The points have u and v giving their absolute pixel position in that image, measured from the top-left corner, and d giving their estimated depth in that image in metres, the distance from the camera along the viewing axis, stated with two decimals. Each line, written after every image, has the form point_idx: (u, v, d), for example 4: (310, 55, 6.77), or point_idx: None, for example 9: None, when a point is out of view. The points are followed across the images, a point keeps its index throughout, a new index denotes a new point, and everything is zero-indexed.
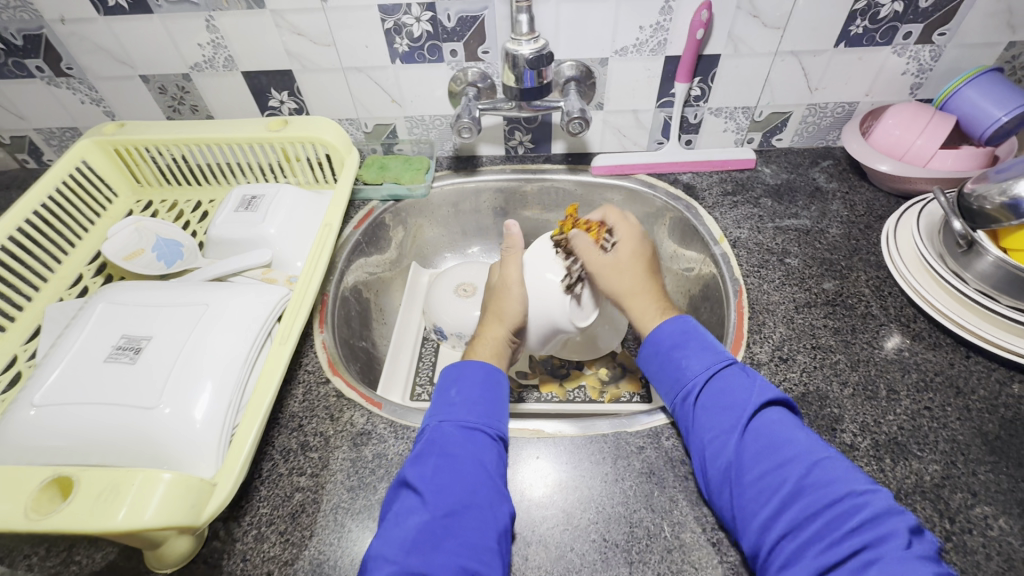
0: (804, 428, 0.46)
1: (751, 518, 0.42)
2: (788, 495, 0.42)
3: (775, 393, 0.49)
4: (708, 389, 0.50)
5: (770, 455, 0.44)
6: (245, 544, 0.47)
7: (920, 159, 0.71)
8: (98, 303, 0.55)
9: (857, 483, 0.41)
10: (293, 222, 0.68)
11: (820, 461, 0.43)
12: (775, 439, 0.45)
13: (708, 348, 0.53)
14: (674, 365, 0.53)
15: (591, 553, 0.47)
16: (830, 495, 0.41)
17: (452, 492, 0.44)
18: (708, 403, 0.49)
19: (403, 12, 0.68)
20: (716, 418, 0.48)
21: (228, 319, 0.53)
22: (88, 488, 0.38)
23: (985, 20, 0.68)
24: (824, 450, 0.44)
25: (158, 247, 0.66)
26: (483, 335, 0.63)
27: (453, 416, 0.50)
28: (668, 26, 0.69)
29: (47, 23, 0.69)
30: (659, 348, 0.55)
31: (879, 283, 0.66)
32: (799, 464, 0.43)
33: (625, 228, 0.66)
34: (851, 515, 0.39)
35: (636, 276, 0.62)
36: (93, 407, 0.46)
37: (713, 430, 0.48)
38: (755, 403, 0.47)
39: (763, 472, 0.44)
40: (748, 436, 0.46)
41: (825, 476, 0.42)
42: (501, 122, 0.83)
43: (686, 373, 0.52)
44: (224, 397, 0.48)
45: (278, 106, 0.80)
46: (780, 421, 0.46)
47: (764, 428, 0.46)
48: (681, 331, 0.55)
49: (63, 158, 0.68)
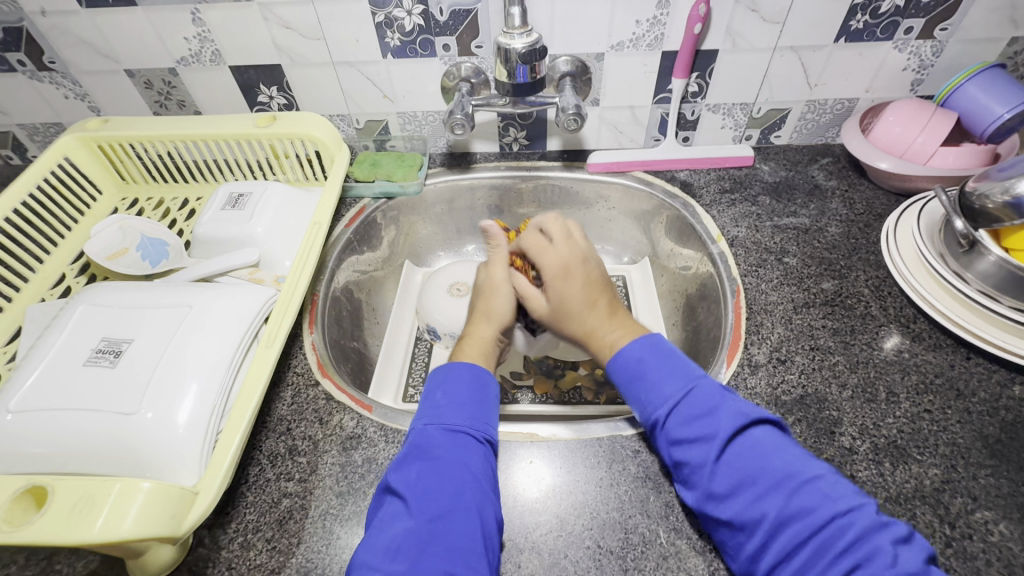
0: (781, 446, 0.44)
1: (741, 546, 0.42)
2: (772, 525, 0.40)
3: (747, 411, 0.46)
4: (677, 419, 0.47)
5: (748, 486, 0.42)
6: (231, 551, 0.46)
7: (921, 156, 0.69)
8: (78, 305, 0.53)
9: (841, 503, 0.39)
10: (282, 220, 0.66)
11: (800, 485, 0.41)
12: (751, 468, 0.43)
13: (677, 369, 0.50)
14: (641, 395, 0.50)
15: (585, 560, 0.46)
16: (814, 522, 0.39)
17: (436, 497, 0.43)
18: (678, 434, 0.46)
19: (394, 6, 0.66)
20: (688, 450, 0.45)
21: (212, 321, 0.51)
22: (62, 499, 0.37)
23: (988, 15, 0.67)
24: (805, 469, 0.42)
25: (143, 246, 0.64)
26: (470, 333, 0.61)
27: (440, 418, 0.49)
28: (665, 20, 0.68)
29: (28, 16, 0.67)
30: (624, 377, 0.52)
31: (879, 283, 0.65)
32: (779, 493, 0.41)
33: (551, 261, 0.61)
34: (837, 539, 0.38)
35: (580, 316, 0.58)
36: (72, 413, 0.45)
37: (688, 464, 0.45)
38: (724, 433, 0.44)
39: (742, 505, 0.42)
40: (722, 469, 0.43)
41: (808, 501, 0.40)
42: (496, 118, 0.81)
43: (654, 406, 0.49)
44: (208, 401, 0.46)
45: (267, 101, 0.78)
46: (755, 447, 0.44)
47: (739, 458, 0.43)
48: (645, 355, 0.52)
49: (45, 155, 0.66)
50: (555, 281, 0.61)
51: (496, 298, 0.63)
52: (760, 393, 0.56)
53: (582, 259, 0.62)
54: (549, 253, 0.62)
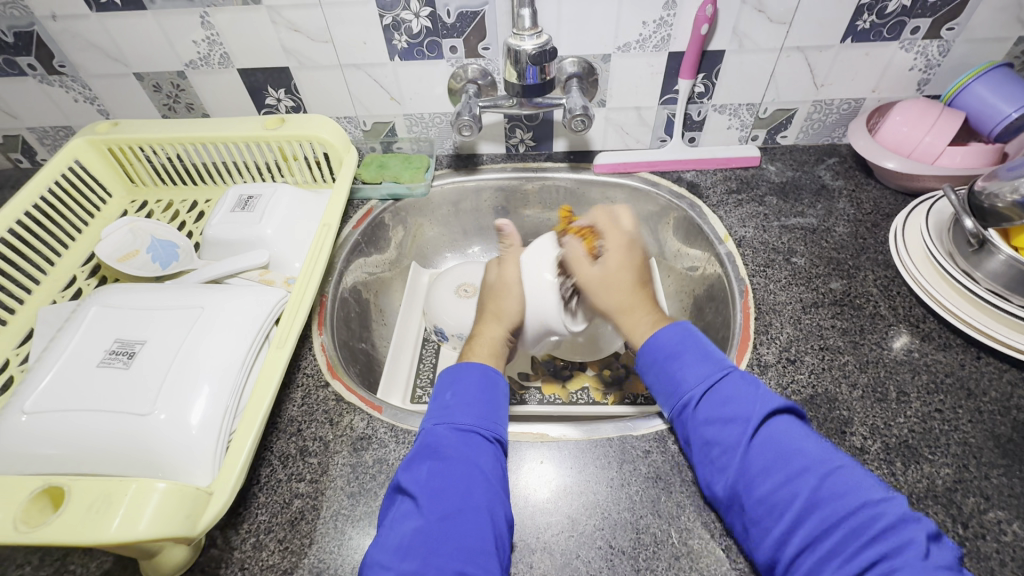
0: (813, 434, 0.45)
1: (766, 534, 0.41)
2: (802, 509, 0.41)
3: (778, 399, 0.47)
4: (712, 401, 0.48)
5: (781, 468, 0.43)
6: (243, 552, 0.46)
7: (928, 155, 0.70)
8: (91, 306, 0.53)
9: (871, 491, 0.40)
10: (291, 222, 0.66)
11: (832, 471, 0.42)
12: (786, 450, 0.44)
13: (708, 355, 0.51)
14: (674, 375, 0.51)
15: (597, 560, 0.46)
16: (846, 507, 0.40)
17: (447, 496, 0.43)
18: (712, 415, 0.47)
19: (402, 8, 0.66)
20: (720, 430, 0.46)
21: (224, 322, 0.52)
22: (79, 500, 0.37)
23: (995, 15, 0.67)
24: (835, 458, 0.43)
25: (153, 248, 0.65)
26: (479, 333, 0.62)
27: (449, 418, 0.49)
28: (672, 21, 0.68)
29: (39, 20, 0.68)
30: (655, 359, 0.53)
31: (887, 283, 0.65)
32: (811, 476, 0.42)
33: (616, 239, 0.62)
34: (869, 526, 0.38)
35: (624, 289, 0.59)
36: (86, 414, 0.45)
37: (719, 444, 0.46)
38: (759, 415, 0.46)
39: (774, 488, 0.42)
40: (755, 451, 0.44)
41: (840, 487, 0.41)
42: (502, 119, 0.81)
43: (687, 385, 0.50)
44: (221, 401, 0.47)
45: (275, 103, 0.79)
46: (787, 431, 0.45)
47: (771, 441, 0.44)
48: (680, 340, 0.53)
49: (55, 157, 0.67)
50: (614, 253, 0.61)
51: (506, 297, 0.64)
52: None
53: (641, 246, 0.64)
54: (619, 230, 0.62)
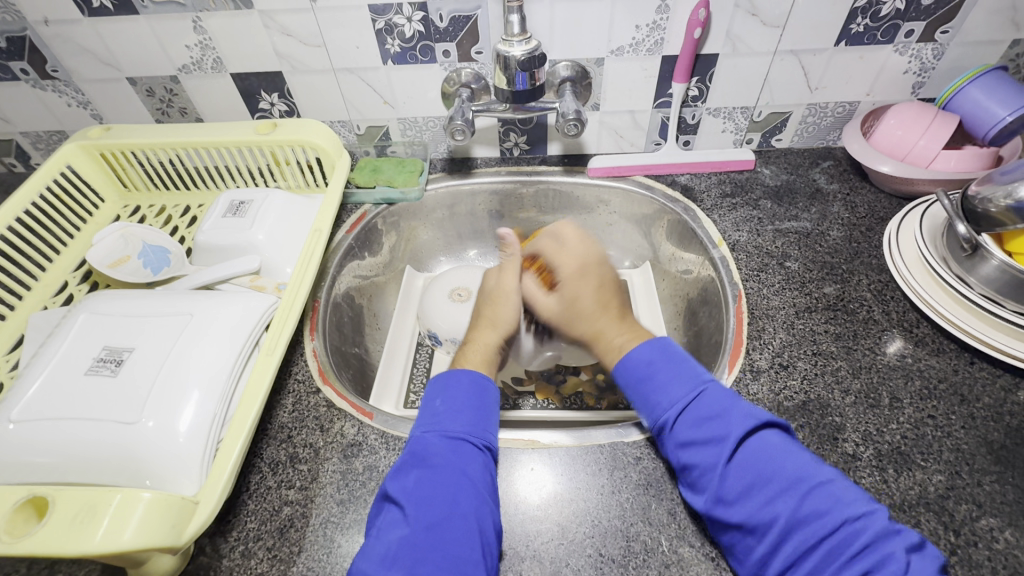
0: (793, 448, 0.44)
1: (751, 550, 0.41)
2: (784, 528, 0.40)
3: (756, 414, 0.46)
4: (686, 422, 0.47)
5: (760, 488, 0.42)
6: (232, 560, 0.46)
7: (922, 159, 0.69)
8: (81, 313, 0.53)
9: (852, 507, 0.39)
10: (283, 228, 0.66)
11: (811, 489, 0.41)
12: (764, 468, 0.43)
13: (686, 372, 0.51)
14: (651, 396, 0.51)
15: (587, 568, 0.45)
16: (826, 526, 0.39)
17: (434, 504, 0.43)
18: (686, 437, 0.47)
19: (395, 12, 0.66)
20: (696, 454, 0.46)
21: (213, 329, 0.51)
22: (64, 509, 0.37)
23: (989, 18, 0.67)
24: (816, 473, 0.42)
25: (145, 255, 0.65)
26: (474, 339, 0.61)
27: (439, 426, 0.49)
28: (665, 25, 0.68)
29: (31, 25, 0.68)
30: (631, 379, 0.53)
31: (881, 287, 0.65)
32: (791, 495, 0.41)
33: (567, 265, 0.67)
34: (849, 542, 0.38)
35: (590, 316, 0.62)
36: (73, 422, 0.45)
37: (697, 467, 0.45)
38: (735, 434, 0.45)
39: (752, 509, 0.42)
40: (733, 470, 0.44)
41: (820, 505, 0.40)
42: (496, 123, 0.81)
43: (662, 409, 0.49)
44: (209, 410, 0.47)
45: (268, 108, 0.79)
46: (764, 449, 0.44)
47: (750, 459, 0.44)
48: (655, 358, 0.53)
49: (47, 162, 0.67)
50: (568, 282, 0.65)
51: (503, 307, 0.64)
52: (762, 399, 0.55)
53: (596, 263, 0.67)
54: (565, 256, 0.67)
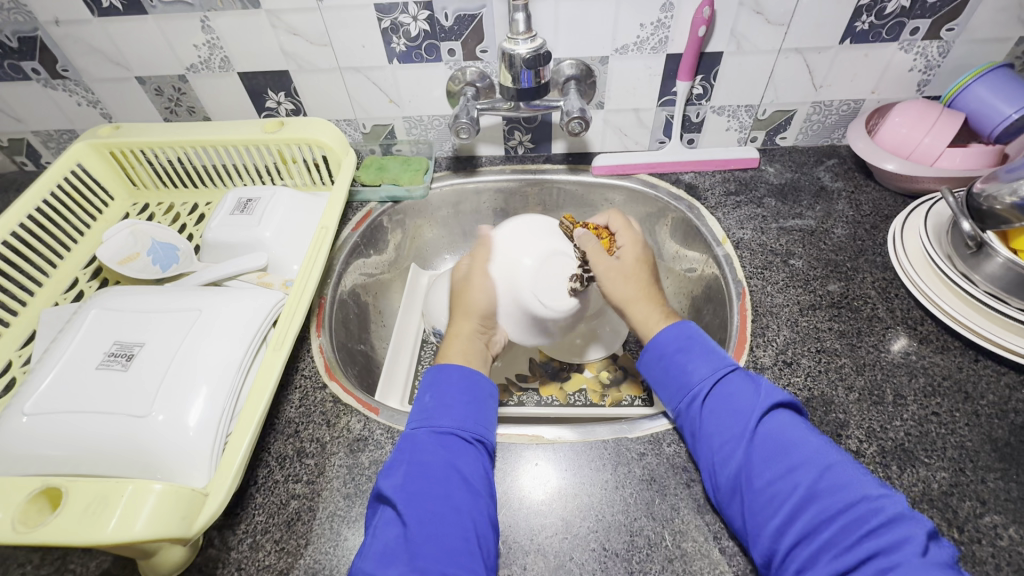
0: (813, 431, 0.46)
1: (763, 523, 0.42)
2: (801, 500, 0.41)
3: (782, 396, 0.48)
4: (716, 393, 0.49)
5: (781, 460, 0.43)
6: (240, 552, 0.46)
7: (927, 157, 0.69)
8: (91, 308, 0.54)
9: (871, 486, 0.41)
10: (289, 225, 0.67)
11: (831, 466, 0.42)
12: (785, 443, 0.44)
13: (716, 351, 0.52)
14: (680, 369, 0.52)
15: (591, 562, 0.46)
16: (843, 500, 0.40)
17: (425, 500, 0.44)
18: (715, 408, 0.48)
19: (400, 11, 0.67)
20: (724, 423, 0.47)
21: (221, 325, 0.52)
22: (76, 500, 0.37)
23: (995, 15, 0.67)
24: (836, 455, 0.43)
25: (153, 251, 0.65)
26: (451, 332, 0.60)
27: (429, 422, 0.49)
28: (669, 23, 0.68)
29: (42, 25, 0.69)
30: (664, 352, 0.53)
31: (885, 285, 0.65)
32: (810, 469, 0.42)
33: (629, 238, 0.62)
34: (866, 519, 0.39)
35: (641, 283, 0.58)
36: (85, 416, 0.46)
37: (721, 436, 0.47)
38: (761, 408, 0.46)
39: (772, 478, 0.43)
40: (757, 442, 0.45)
41: (839, 480, 0.41)
42: (501, 122, 0.82)
43: (694, 379, 0.50)
44: (217, 404, 0.47)
45: (275, 107, 0.79)
46: (789, 427, 0.45)
47: (773, 435, 0.45)
48: (689, 335, 0.53)
49: (58, 161, 0.68)
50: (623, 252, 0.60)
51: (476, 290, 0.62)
52: None
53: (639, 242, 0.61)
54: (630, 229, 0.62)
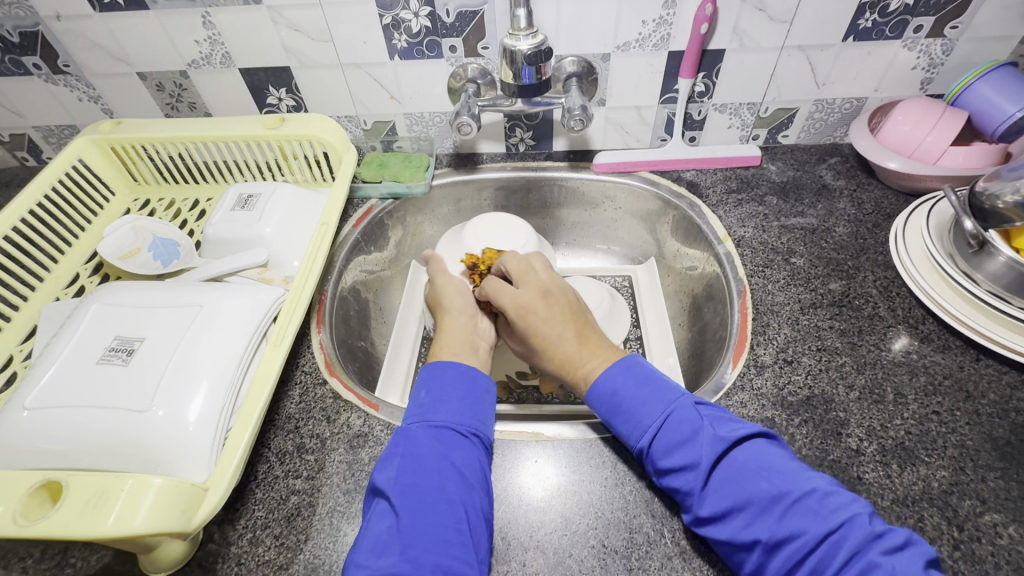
0: (769, 459, 0.43)
1: (742, 565, 0.41)
2: (768, 547, 0.40)
3: (725, 434, 0.45)
4: (658, 448, 0.46)
5: (740, 509, 0.42)
6: (240, 547, 0.47)
7: (930, 155, 0.69)
8: (92, 303, 0.54)
9: (830, 521, 0.38)
10: (290, 221, 0.67)
11: (789, 506, 0.40)
12: (740, 489, 0.42)
13: (652, 396, 0.49)
14: (623, 427, 0.49)
15: (590, 559, 0.46)
16: (805, 544, 0.38)
17: (418, 492, 0.43)
18: (662, 463, 0.46)
19: (402, 7, 0.67)
20: (675, 481, 0.45)
21: (222, 320, 0.52)
22: (76, 494, 0.38)
23: (999, 13, 0.66)
24: (793, 488, 0.41)
25: (155, 246, 0.65)
26: (441, 329, 0.61)
27: (424, 416, 0.49)
28: (671, 20, 0.68)
29: (43, 20, 0.69)
30: (604, 411, 0.51)
31: (887, 284, 0.65)
32: (769, 516, 0.40)
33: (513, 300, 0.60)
34: (832, 557, 0.37)
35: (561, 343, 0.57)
36: (85, 410, 0.46)
37: (676, 493, 0.45)
38: (706, 460, 0.44)
39: (734, 529, 0.41)
40: (711, 494, 0.43)
41: (800, 522, 0.39)
42: (502, 119, 0.81)
43: (635, 437, 0.48)
44: (217, 400, 0.47)
45: (276, 103, 0.79)
46: (737, 470, 0.43)
47: (726, 482, 0.43)
48: (622, 380, 0.51)
49: (59, 156, 0.68)
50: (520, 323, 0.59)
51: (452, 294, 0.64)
52: (766, 394, 0.55)
53: (542, 296, 0.60)
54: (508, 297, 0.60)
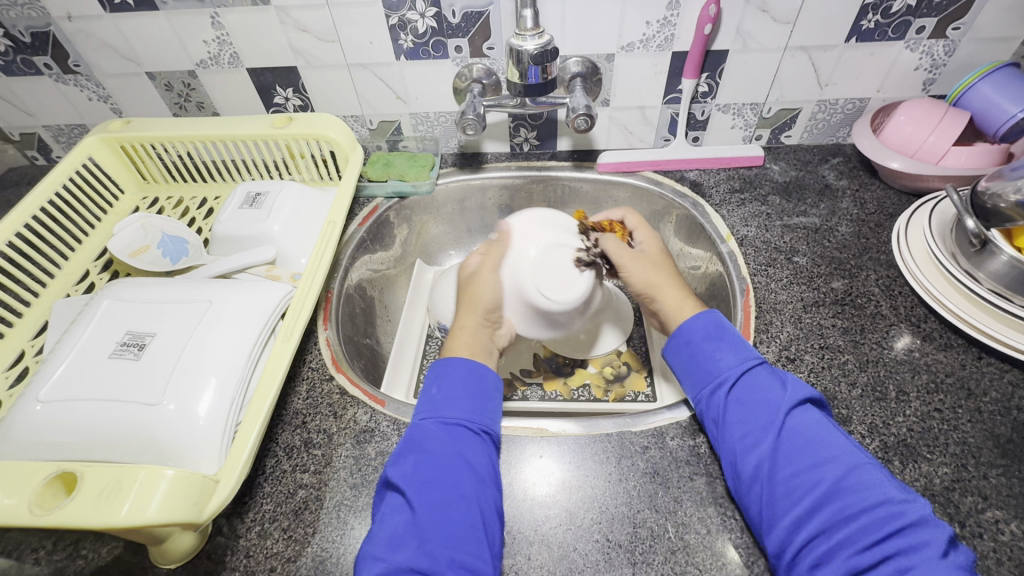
0: (840, 432, 0.46)
1: (782, 516, 0.42)
2: (823, 496, 0.41)
3: (814, 396, 0.48)
4: (743, 383, 0.50)
5: (807, 456, 0.44)
6: (249, 540, 0.47)
7: (933, 155, 0.69)
8: (103, 299, 0.55)
9: (894, 490, 0.41)
10: (297, 219, 0.68)
11: (856, 466, 0.43)
12: (812, 440, 0.45)
13: (742, 346, 0.53)
14: (708, 362, 0.52)
15: (594, 553, 0.46)
16: (865, 501, 0.40)
17: (434, 487, 0.44)
18: (742, 397, 0.49)
19: (408, 8, 0.67)
20: (751, 414, 0.48)
21: (230, 316, 0.53)
22: (90, 486, 0.38)
23: (1001, 14, 0.67)
24: (866, 457, 0.43)
25: (164, 243, 0.67)
26: (456, 328, 0.61)
27: (436, 412, 0.50)
28: (675, 21, 0.69)
29: (55, 21, 0.70)
30: (695, 344, 0.54)
31: (889, 283, 0.65)
32: (836, 467, 0.42)
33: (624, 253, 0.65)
34: (887, 520, 0.39)
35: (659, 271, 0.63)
36: (98, 403, 0.47)
37: (747, 426, 0.47)
38: (788, 403, 0.47)
39: (794, 472, 0.43)
40: (784, 435, 0.46)
41: (864, 481, 0.41)
42: (506, 119, 0.82)
43: (723, 368, 0.51)
44: (227, 394, 0.48)
45: (283, 102, 0.80)
46: (818, 424, 0.46)
47: (800, 430, 0.46)
48: (720, 329, 0.55)
49: (70, 155, 0.69)
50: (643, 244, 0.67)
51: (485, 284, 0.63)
52: None
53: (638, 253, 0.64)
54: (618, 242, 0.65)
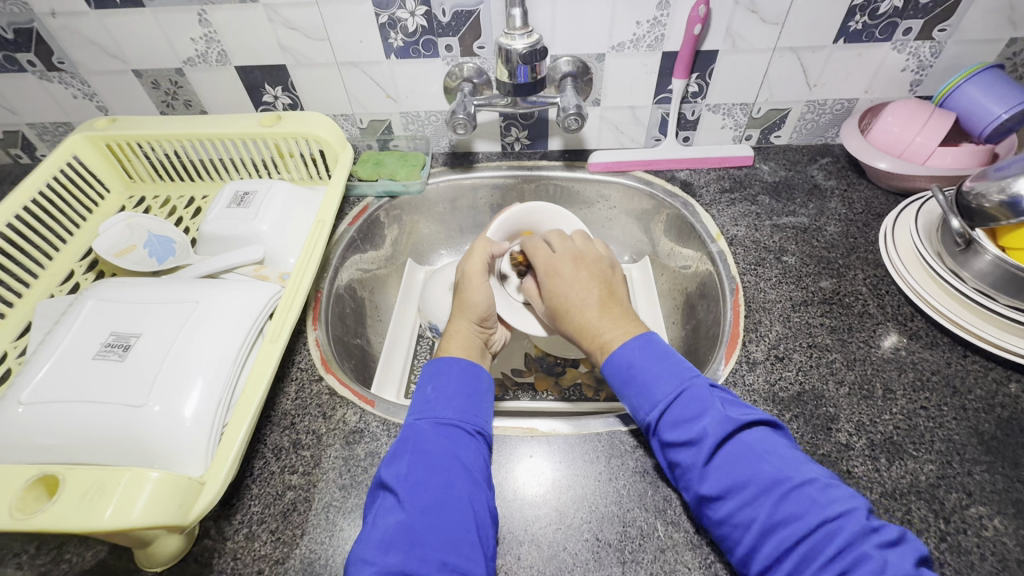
0: (777, 447, 0.43)
1: (735, 549, 0.42)
2: (763, 531, 0.40)
3: (737, 414, 0.45)
4: (666, 421, 0.47)
5: (738, 490, 0.42)
6: (236, 542, 0.47)
7: (920, 155, 0.70)
8: (88, 299, 0.54)
9: (827, 508, 0.39)
10: (286, 219, 0.67)
11: (789, 490, 0.40)
12: (741, 471, 0.42)
13: (666, 371, 0.49)
14: (634, 397, 0.50)
15: (584, 552, 0.46)
16: (802, 528, 0.39)
17: (428, 488, 0.44)
18: (669, 436, 0.46)
19: (398, 7, 0.67)
20: (681, 452, 0.45)
21: (217, 317, 0.52)
22: (74, 488, 0.38)
23: (986, 17, 0.67)
24: (796, 474, 0.41)
25: (150, 243, 0.66)
26: (449, 330, 0.61)
27: (431, 412, 0.50)
28: (665, 21, 0.69)
29: (38, 17, 0.68)
30: (616, 380, 0.51)
31: (877, 281, 0.66)
32: (768, 498, 0.40)
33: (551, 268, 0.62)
34: (824, 546, 0.38)
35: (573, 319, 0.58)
36: (81, 406, 0.46)
37: (681, 466, 0.45)
38: (711, 437, 0.44)
39: (731, 510, 0.42)
40: (712, 473, 0.43)
41: (797, 507, 0.39)
42: (497, 118, 0.82)
43: (645, 409, 0.49)
44: (214, 396, 0.47)
45: (272, 101, 0.80)
46: (745, 450, 0.43)
47: (729, 462, 0.43)
48: (636, 358, 0.51)
49: (54, 153, 0.68)
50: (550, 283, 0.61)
51: (477, 277, 0.63)
52: (758, 389, 0.56)
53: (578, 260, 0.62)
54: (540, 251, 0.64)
